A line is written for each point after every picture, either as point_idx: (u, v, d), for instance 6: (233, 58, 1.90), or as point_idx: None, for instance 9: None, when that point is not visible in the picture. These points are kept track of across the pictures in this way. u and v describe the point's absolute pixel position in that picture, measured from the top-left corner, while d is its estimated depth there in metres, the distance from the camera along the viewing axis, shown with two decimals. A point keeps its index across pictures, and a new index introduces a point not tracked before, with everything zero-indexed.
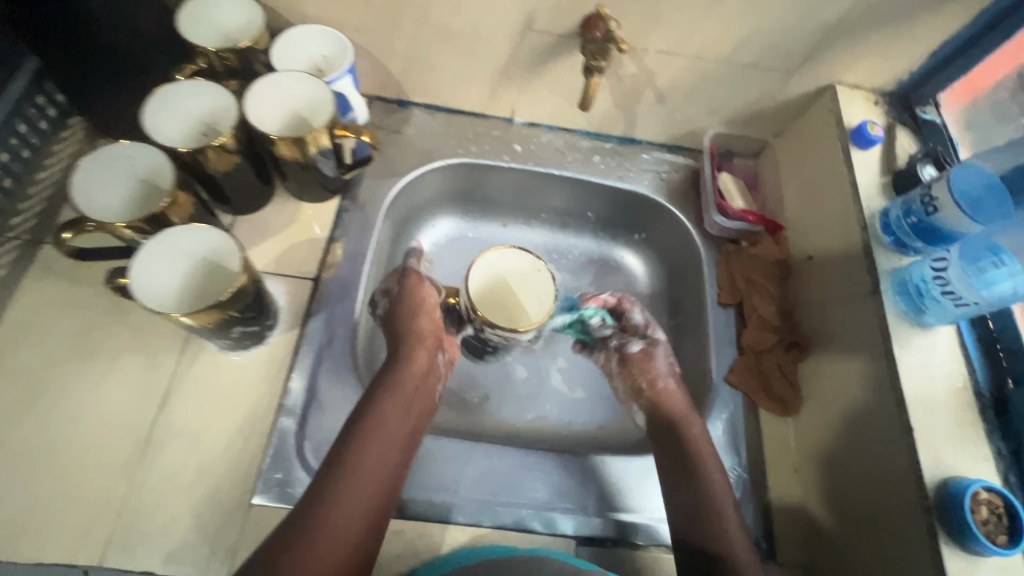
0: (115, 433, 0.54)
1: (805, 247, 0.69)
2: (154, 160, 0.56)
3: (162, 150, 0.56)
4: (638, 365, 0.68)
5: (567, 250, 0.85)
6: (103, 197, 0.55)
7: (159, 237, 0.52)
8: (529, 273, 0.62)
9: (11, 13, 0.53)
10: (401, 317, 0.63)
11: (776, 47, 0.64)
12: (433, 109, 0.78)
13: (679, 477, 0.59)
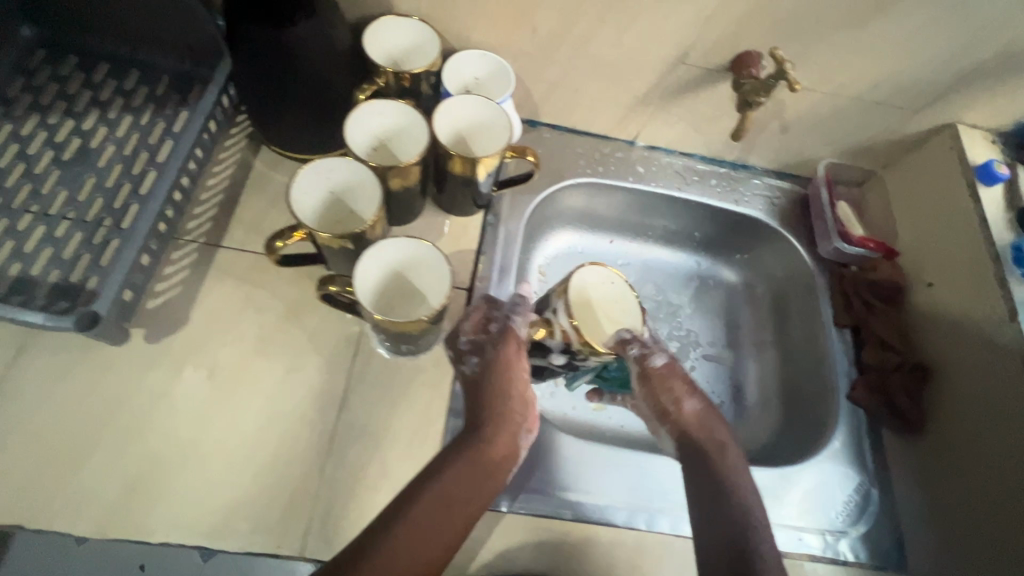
0: (303, 430, 0.58)
1: (923, 275, 0.74)
2: (351, 176, 0.59)
3: (356, 166, 0.59)
4: (660, 382, 0.64)
5: (669, 267, 0.90)
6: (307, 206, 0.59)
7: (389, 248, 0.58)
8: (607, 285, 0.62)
9: (244, 35, 0.57)
10: (488, 374, 0.58)
11: (908, 88, 0.68)
12: (561, 130, 0.82)
13: (711, 496, 0.57)
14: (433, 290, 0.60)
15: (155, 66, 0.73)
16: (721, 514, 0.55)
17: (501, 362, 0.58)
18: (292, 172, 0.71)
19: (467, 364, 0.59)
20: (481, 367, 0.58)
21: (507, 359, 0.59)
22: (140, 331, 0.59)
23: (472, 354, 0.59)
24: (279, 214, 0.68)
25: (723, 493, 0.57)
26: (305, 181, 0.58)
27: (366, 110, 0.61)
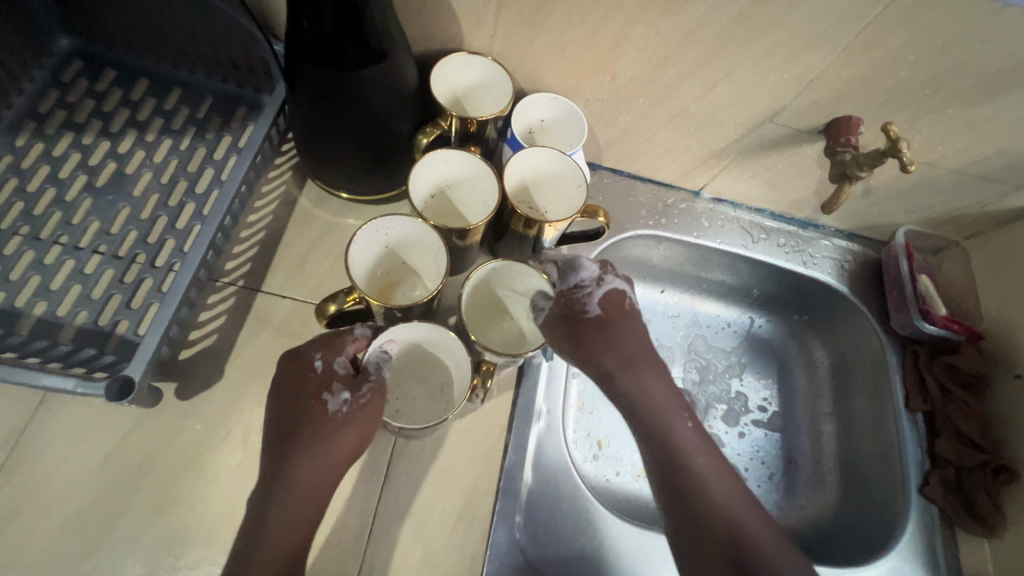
0: (342, 504, 0.53)
1: (1010, 364, 0.68)
2: (408, 236, 0.55)
3: (414, 228, 0.54)
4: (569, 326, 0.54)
5: (719, 322, 0.84)
6: (360, 265, 0.54)
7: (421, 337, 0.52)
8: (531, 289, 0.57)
9: (303, 73, 0.52)
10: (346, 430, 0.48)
11: (1012, 165, 0.63)
12: (622, 175, 0.77)
13: (697, 531, 0.50)
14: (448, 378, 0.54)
15: (199, 86, 0.68)
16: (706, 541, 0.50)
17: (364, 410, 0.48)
18: (338, 209, 0.66)
19: (332, 399, 0.48)
20: (349, 410, 0.48)
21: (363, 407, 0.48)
22: (171, 385, 0.54)
23: (342, 390, 0.49)
24: (323, 257, 0.63)
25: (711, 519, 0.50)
26: (361, 241, 0.53)
27: (432, 163, 0.57)
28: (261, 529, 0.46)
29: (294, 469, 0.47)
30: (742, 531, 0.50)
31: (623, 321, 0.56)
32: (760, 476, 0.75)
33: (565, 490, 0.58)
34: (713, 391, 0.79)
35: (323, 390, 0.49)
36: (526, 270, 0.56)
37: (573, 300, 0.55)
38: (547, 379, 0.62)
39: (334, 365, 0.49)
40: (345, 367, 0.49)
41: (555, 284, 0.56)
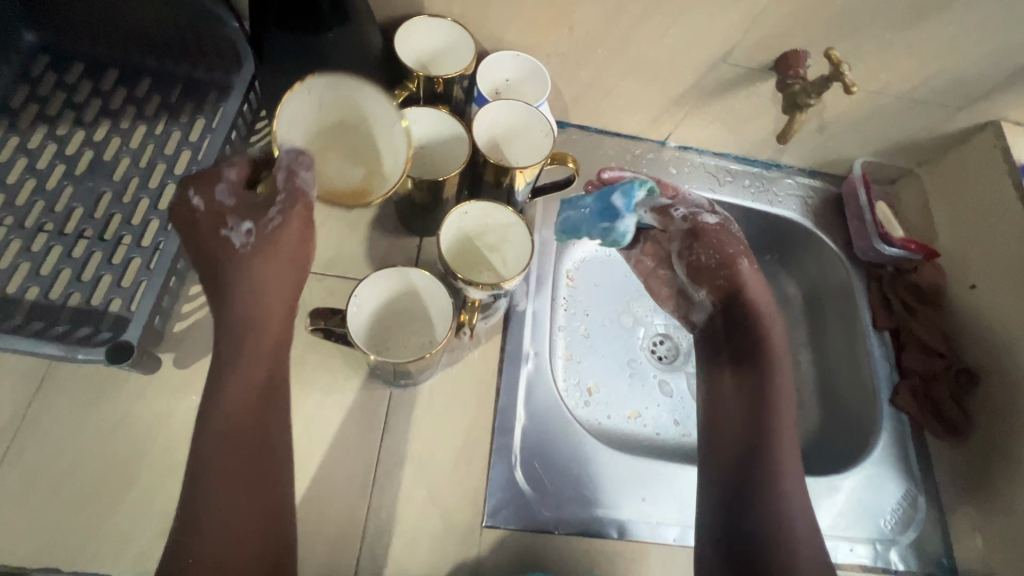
0: (345, 454, 0.56)
1: (965, 276, 0.72)
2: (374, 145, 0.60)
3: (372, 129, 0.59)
4: (708, 239, 0.70)
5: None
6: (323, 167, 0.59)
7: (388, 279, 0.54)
8: (506, 228, 0.58)
9: (278, 40, 0.54)
10: (269, 259, 0.52)
11: (952, 88, 0.66)
12: (591, 131, 0.80)
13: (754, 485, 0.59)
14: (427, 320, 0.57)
15: (167, 71, 0.69)
16: (737, 509, 0.58)
17: (276, 228, 0.51)
18: None
19: (233, 235, 0.51)
20: (256, 235, 0.51)
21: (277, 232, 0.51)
22: (170, 357, 0.56)
23: (244, 219, 0.51)
24: None
25: (757, 499, 0.58)
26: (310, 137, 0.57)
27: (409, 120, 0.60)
28: (212, 414, 0.48)
29: (230, 330, 0.51)
30: (783, 520, 0.57)
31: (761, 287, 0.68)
32: None
33: (555, 427, 0.61)
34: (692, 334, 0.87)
35: (220, 227, 0.51)
36: (495, 208, 0.57)
37: (717, 233, 0.70)
38: (533, 326, 0.66)
39: (223, 201, 0.51)
40: (235, 195, 0.51)
41: (704, 207, 0.72)
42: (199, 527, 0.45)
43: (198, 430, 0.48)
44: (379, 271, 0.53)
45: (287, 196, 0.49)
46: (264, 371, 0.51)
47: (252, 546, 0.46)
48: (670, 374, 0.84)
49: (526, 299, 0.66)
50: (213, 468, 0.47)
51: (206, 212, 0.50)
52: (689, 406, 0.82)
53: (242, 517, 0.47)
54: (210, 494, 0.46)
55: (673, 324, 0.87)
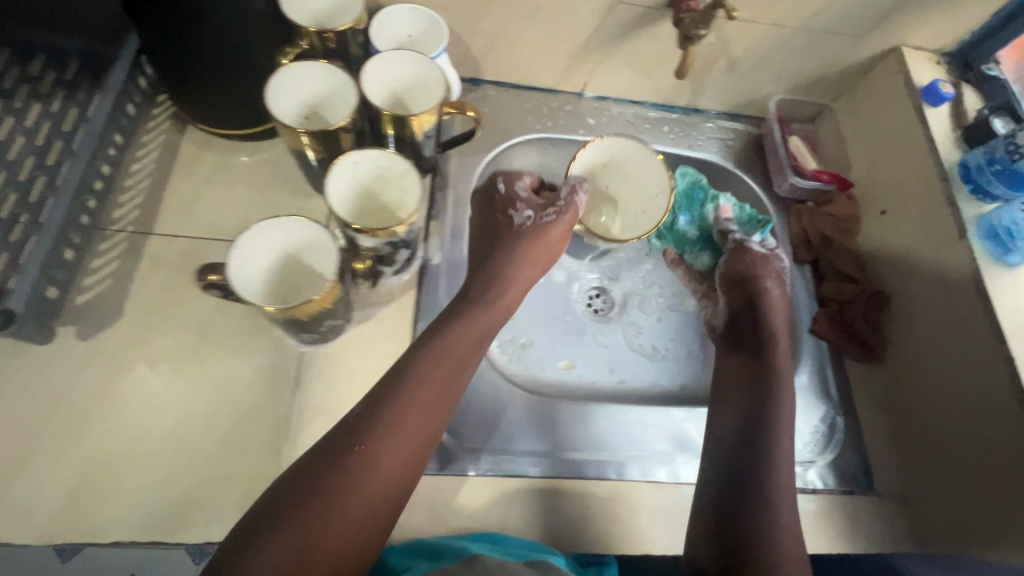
0: (256, 413, 0.56)
1: (877, 202, 0.72)
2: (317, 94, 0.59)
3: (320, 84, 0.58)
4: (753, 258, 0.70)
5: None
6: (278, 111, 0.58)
7: (266, 232, 0.52)
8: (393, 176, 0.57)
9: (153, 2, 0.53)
10: (539, 249, 0.64)
11: (849, 14, 0.67)
12: (507, 87, 0.79)
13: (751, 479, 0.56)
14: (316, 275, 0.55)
15: (61, 47, 0.67)
16: (716, 494, 0.56)
17: (550, 223, 0.65)
18: (221, 148, 0.67)
19: (517, 214, 0.65)
20: (532, 223, 0.64)
21: (536, 228, 0.64)
22: (72, 330, 0.56)
23: (527, 209, 0.66)
24: (211, 194, 0.64)
25: (746, 484, 0.56)
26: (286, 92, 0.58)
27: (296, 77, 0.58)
28: (434, 367, 0.53)
29: (432, 353, 0.54)
30: (765, 505, 0.54)
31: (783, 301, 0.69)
32: (676, 353, 0.83)
33: None
34: (628, 285, 0.87)
35: (508, 208, 0.66)
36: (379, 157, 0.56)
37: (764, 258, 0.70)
38: (449, 280, 0.66)
39: (518, 193, 0.67)
40: (524, 192, 0.67)
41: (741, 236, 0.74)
42: (353, 467, 0.47)
43: (416, 390, 0.51)
44: (266, 220, 0.52)
45: (565, 205, 0.65)
46: (436, 392, 0.52)
47: (374, 499, 0.47)
48: (605, 326, 0.85)
49: (440, 253, 0.67)
50: (391, 418, 0.49)
51: (505, 195, 0.66)
52: (624, 354, 0.83)
53: (385, 473, 0.48)
54: (373, 446, 0.48)
55: (608, 276, 0.88)
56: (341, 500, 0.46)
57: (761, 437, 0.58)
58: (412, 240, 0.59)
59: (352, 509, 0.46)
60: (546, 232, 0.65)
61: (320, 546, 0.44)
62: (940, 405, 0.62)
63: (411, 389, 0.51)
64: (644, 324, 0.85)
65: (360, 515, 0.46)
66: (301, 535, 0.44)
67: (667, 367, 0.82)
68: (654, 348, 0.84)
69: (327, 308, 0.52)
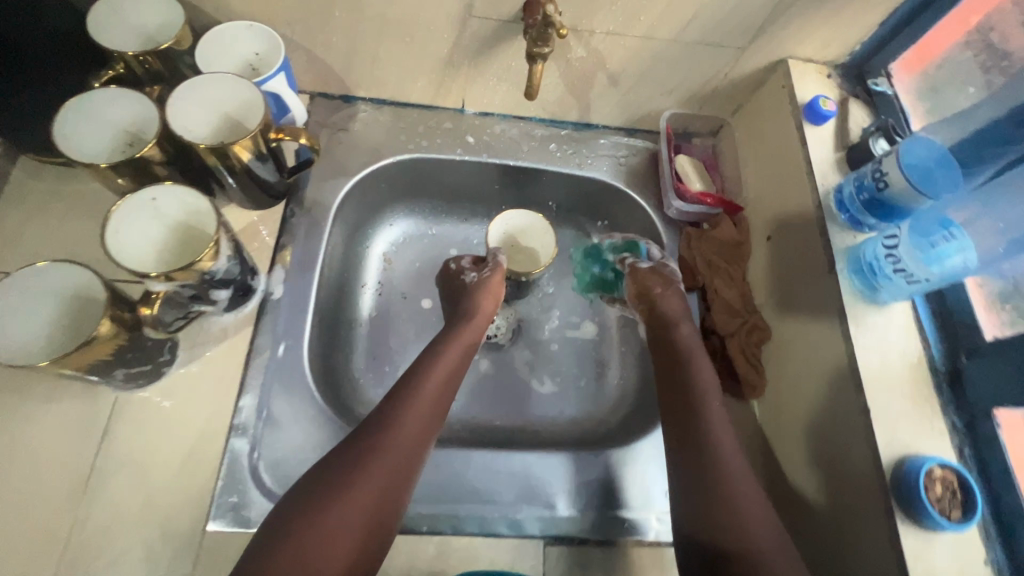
0: (57, 466, 0.52)
1: (763, 228, 0.67)
2: (125, 120, 0.55)
3: (123, 110, 0.54)
4: (645, 275, 0.69)
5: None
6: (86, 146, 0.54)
7: (31, 277, 0.48)
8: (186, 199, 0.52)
9: None
10: (460, 321, 0.67)
11: (723, 26, 0.62)
12: (380, 104, 0.75)
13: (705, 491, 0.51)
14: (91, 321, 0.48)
15: None
16: (693, 513, 0.51)
17: (489, 278, 0.71)
18: (54, 176, 0.63)
19: (466, 277, 0.72)
20: (478, 283, 0.70)
21: (471, 308, 0.68)
22: None
23: (472, 271, 0.72)
24: (38, 226, 0.61)
25: (716, 497, 0.51)
26: (79, 125, 0.54)
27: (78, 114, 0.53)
28: (415, 402, 0.57)
29: (397, 394, 0.57)
30: (742, 524, 0.49)
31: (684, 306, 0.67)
32: (567, 382, 0.78)
33: (301, 421, 0.58)
34: (523, 309, 0.82)
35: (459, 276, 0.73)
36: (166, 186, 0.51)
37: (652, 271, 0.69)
38: (292, 317, 0.62)
39: (464, 265, 0.74)
40: (469, 262, 0.74)
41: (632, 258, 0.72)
42: (357, 484, 0.49)
43: (401, 422, 0.54)
44: (36, 264, 0.48)
45: (492, 266, 0.72)
46: (425, 422, 0.56)
47: (358, 517, 0.48)
48: (492, 353, 0.79)
49: (282, 287, 0.63)
50: (378, 444, 0.52)
51: (454, 269, 0.74)
52: (510, 386, 0.77)
53: (365, 495, 0.49)
54: (368, 468, 0.50)
55: None
56: (343, 508, 0.48)
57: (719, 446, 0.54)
58: (233, 279, 0.56)
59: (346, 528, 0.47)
60: (477, 304, 0.69)
61: (316, 565, 0.45)
62: (816, 455, 0.55)
63: (405, 422, 0.54)
64: (536, 351, 0.80)
65: (342, 536, 0.47)
66: (294, 553, 0.45)
67: (556, 399, 0.77)
68: (542, 379, 0.78)
69: (108, 359, 0.48)
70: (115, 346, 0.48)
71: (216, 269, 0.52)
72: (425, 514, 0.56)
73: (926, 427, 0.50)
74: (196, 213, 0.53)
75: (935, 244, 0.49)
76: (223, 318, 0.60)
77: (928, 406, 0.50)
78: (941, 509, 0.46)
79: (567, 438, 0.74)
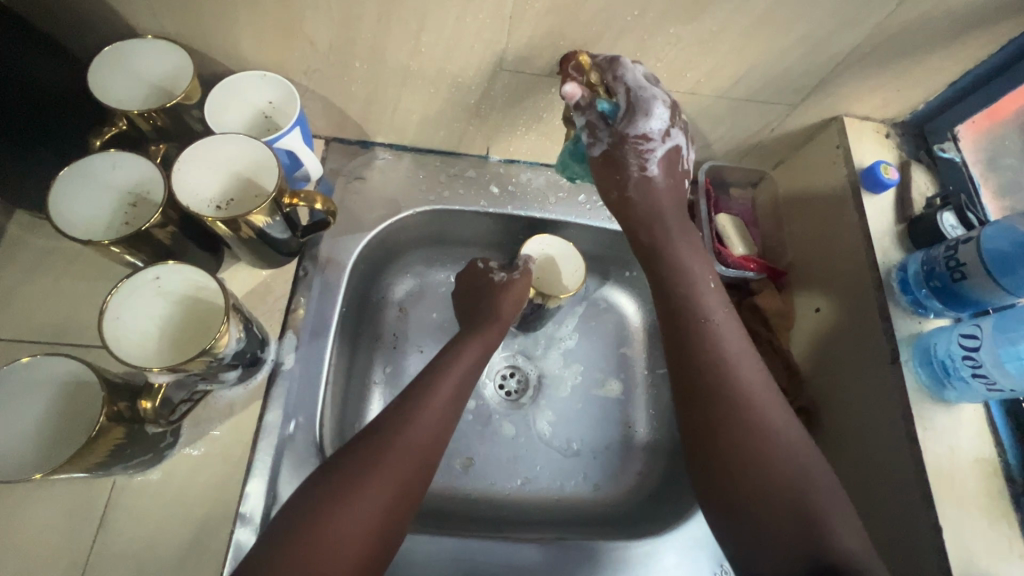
0: (46, 560, 0.48)
1: (811, 298, 0.63)
2: (128, 182, 0.51)
3: (125, 173, 0.51)
4: (612, 165, 0.56)
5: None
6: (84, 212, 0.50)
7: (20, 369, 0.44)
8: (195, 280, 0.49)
9: None
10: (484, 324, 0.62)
11: (777, 83, 0.57)
12: (400, 150, 0.71)
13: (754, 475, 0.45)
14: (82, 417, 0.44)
15: None
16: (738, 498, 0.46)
17: (515, 279, 0.65)
18: (50, 232, 0.59)
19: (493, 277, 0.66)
20: (506, 283, 0.65)
21: (495, 310, 0.63)
22: None
23: (500, 270, 0.66)
24: (33, 287, 0.57)
25: (753, 463, 0.46)
26: (76, 191, 0.50)
27: (61, 184, 0.49)
28: (433, 399, 0.53)
29: (424, 376, 0.55)
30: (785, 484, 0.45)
31: (691, 242, 0.57)
32: (592, 447, 0.72)
33: None
34: (546, 363, 0.75)
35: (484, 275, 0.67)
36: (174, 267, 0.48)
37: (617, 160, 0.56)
38: (304, 388, 0.58)
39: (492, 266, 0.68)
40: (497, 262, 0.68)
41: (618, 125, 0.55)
42: (366, 489, 0.45)
43: (416, 420, 0.50)
44: (22, 358, 0.44)
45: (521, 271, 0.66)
46: (449, 403, 0.53)
47: (366, 520, 0.44)
48: (511, 414, 0.72)
49: (294, 356, 0.59)
50: (390, 445, 0.48)
51: (478, 269, 0.67)
52: (532, 451, 0.70)
53: (372, 500, 0.45)
54: (381, 469, 0.47)
55: (523, 352, 0.75)
56: (350, 512, 0.44)
57: (748, 399, 0.48)
58: (242, 358, 0.53)
59: (350, 536, 0.43)
60: (499, 306, 0.63)
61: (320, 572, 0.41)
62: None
63: (419, 419, 0.51)
64: (560, 411, 0.73)
65: (352, 540, 0.43)
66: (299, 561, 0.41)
67: (578, 466, 0.70)
68: (566, 442, 0.71)
69: (105, 461, 0.44)
70: (113, 443, 0.44)
71: (227, 351, 0.48)
72: None
73: (1002, 549, 0.45)
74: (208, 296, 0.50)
75: (1015, 341, 0.44)
76: (230, 392, 0.56)
77: (1004, 523, 0.46)
78: None
79: (590, 513, 0.68)
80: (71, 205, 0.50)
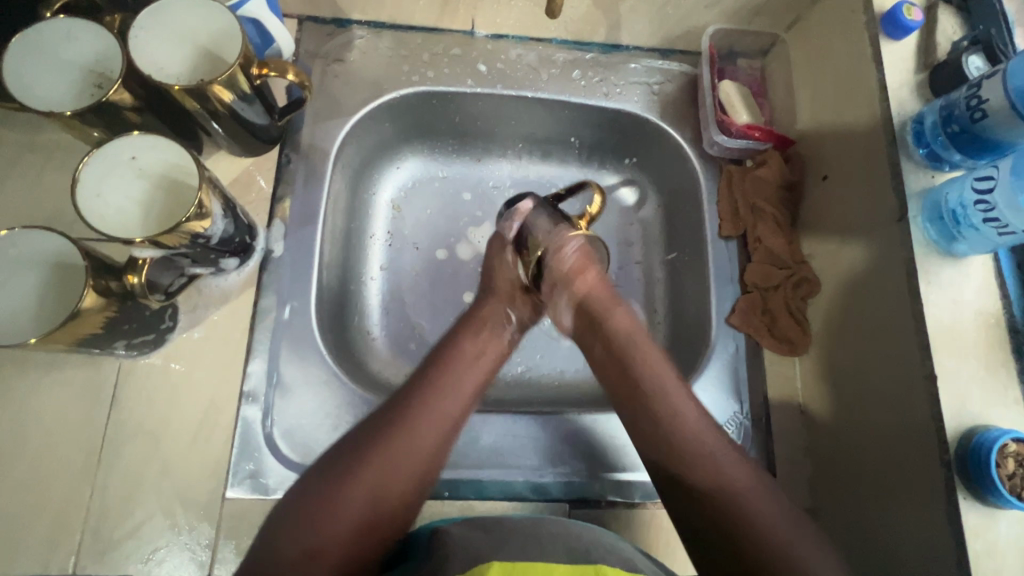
0: (65, 438, 0.50)
1: (819, 166, 0.60)
2: (87, 52, 0.48)
3: (83, 43, 0.48)
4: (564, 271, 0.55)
5: (553, 181, 0.75)
6: (42, 88, 0.47)
7: (10, 244, 0.44)
8: (167, 158, 0.47)
9: None
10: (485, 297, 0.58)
11: None
12: (378, 28, 0.66)
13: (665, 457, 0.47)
14: (67, 300, 0.44)
15: None
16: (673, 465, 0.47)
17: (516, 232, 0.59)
18: (22, 125, 0.57)
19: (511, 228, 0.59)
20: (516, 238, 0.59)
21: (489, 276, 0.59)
22: None
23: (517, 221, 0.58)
24: (15, 181, 0.55)
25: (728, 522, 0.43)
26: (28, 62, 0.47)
27: (61, 24, 0.47)
28: (445, 387, 0.49)
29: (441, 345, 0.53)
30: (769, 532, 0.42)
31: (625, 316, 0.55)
32: None
33: (314, 387, 0.56)
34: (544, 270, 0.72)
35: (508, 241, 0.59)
36: (147, 139, 0.46)
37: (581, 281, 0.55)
38: (296, 278, 0.58)
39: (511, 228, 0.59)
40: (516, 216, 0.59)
41: None
42: (364, 473, 0.43)
43: (425, 404, 0.47)
44: (12, 232, 0.44)
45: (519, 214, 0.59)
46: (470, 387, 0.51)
47: (353, 517, 0.42)
48: None
49: (283, 243, 0.59)
50: (389, 438, 0.45)
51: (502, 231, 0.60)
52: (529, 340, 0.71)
53: (362, 496, 0.43)
54: (387, 451, 0.45)
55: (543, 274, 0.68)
56: (346, 500, 0.42)
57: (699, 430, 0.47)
58: (230, 240, 0.52)
59: (344, 518, 0.42)
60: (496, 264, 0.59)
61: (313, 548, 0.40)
62: (866, 424, 0.51)
63: (422, 417, 0.47)
64: None
65: (349, 518, 0.42)
66: (293, 535, 0.40)
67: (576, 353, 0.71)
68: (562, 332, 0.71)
69: (102, 332, 0.46)
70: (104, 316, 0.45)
71: (212, 232, 0.48)
72: (451, 475, 0.55)
73: (998, 395, 0.45)
74: (181, 175, 0.48)
75: None
76: (224, 279, 0.56)
77: (1001, 370, 0.46)
78: (1011, 487, 0.42)
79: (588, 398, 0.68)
80: (33, 53, 0.47)
